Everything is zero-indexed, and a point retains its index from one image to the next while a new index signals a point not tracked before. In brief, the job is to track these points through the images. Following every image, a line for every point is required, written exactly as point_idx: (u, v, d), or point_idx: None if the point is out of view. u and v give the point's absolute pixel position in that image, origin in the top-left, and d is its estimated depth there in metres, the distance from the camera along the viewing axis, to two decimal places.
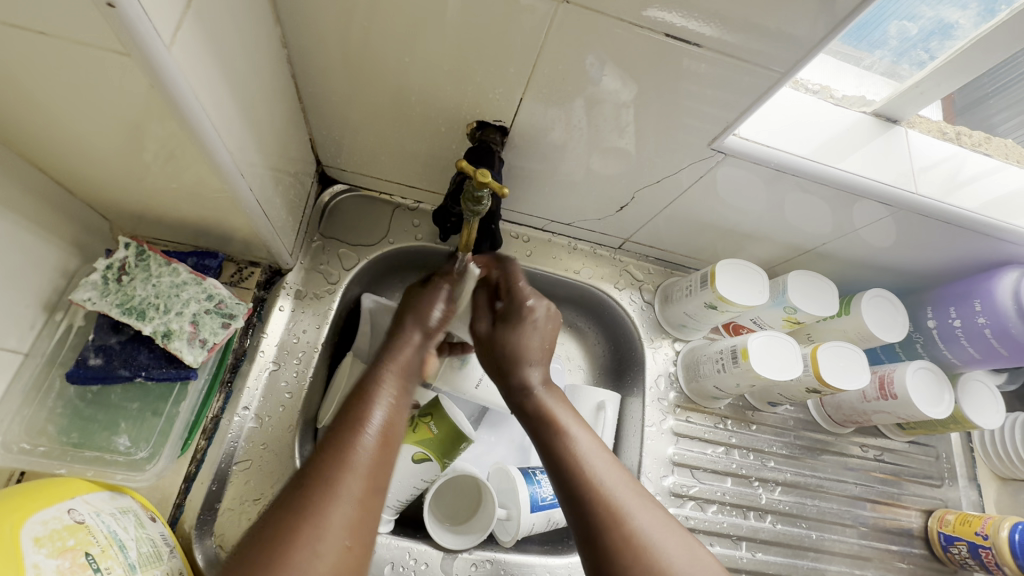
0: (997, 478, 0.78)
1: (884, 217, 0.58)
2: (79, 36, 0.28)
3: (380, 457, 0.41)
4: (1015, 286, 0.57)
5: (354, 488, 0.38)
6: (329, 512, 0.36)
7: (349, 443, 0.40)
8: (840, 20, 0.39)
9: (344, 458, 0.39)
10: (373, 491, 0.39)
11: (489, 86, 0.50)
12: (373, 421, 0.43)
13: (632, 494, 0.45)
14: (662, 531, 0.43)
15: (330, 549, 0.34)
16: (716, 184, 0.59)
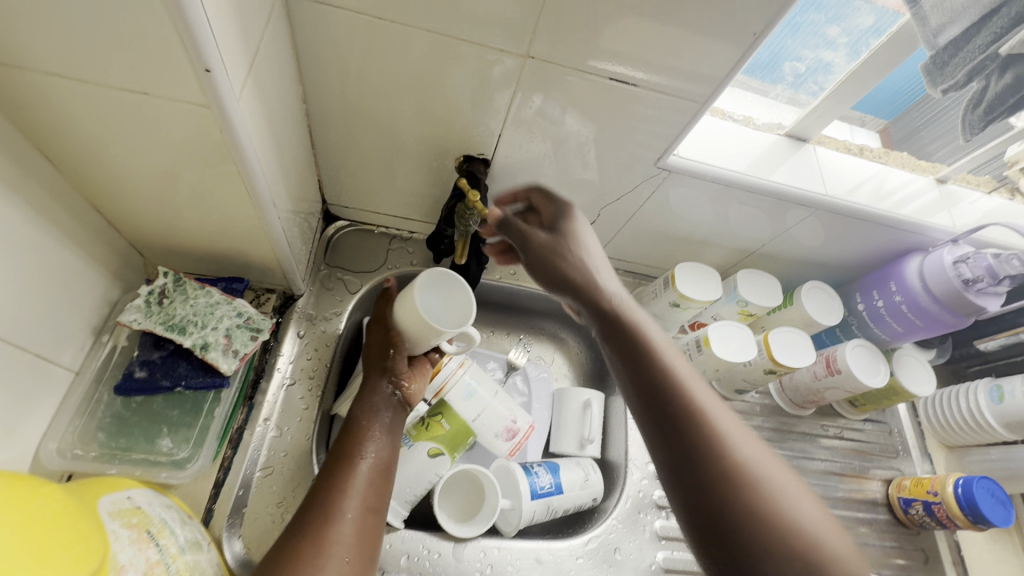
0: (945, 447, 0.87)
1: (808, 216, 0.69)
2: (169, 93, 0.37)
3: (370, 483, 0.55)
4: (919, 267, 0.68)
5: (348, 511, 0.51)
6: (329, 529, 0.49)
7: (342, 475, 0.53)
8: (738, 60, 0.51)
9: (340, 489, 0.52)
10: (367, 513, 0.52)
11: (473, 125, 0.61)
12: (363, 457, 0.56)
13: (722, 403, 0.51)
14: (746, 435, 0.48)
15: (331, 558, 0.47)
16: (668, 197, 0.69)
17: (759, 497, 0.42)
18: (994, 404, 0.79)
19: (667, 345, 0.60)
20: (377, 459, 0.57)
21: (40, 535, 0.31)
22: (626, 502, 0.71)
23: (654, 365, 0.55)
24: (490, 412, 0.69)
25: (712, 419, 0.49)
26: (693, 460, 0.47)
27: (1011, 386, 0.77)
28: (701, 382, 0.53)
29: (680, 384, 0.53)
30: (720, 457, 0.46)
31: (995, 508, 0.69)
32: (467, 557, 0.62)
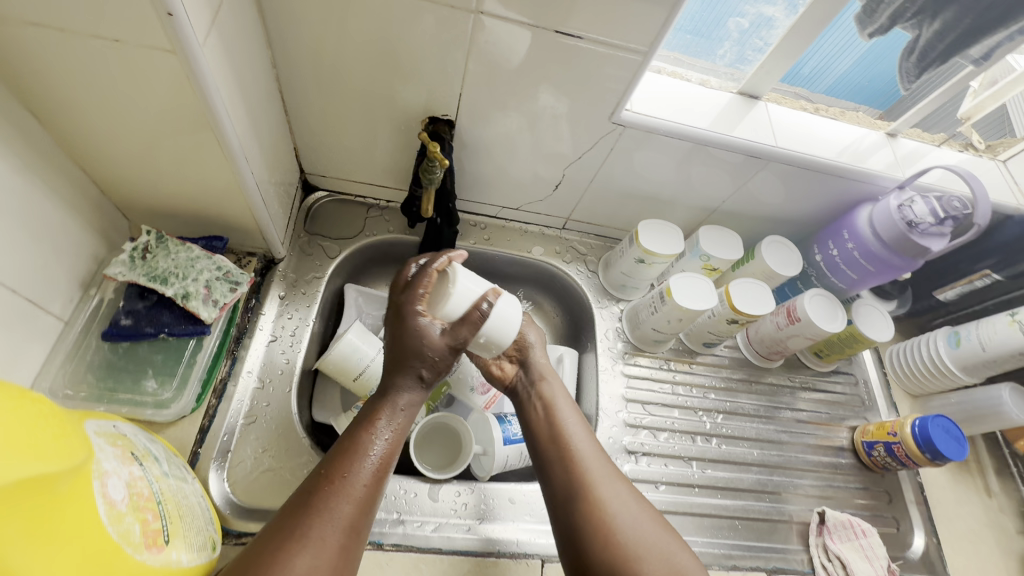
0: (911, 397, 0.89)
1: (761, 169, 0.73)
2: (137, 39, 0.40)
3: (368, 488, 0.48)
4: (868, 214, 0.71)
5: (333, 528, 0.44)
6: (308, 543, 0.43)
7: (338, 480, 0.47)
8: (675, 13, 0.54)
9: (330, 498, 0.45)
10: (357, 525, 0.46)
11: (435, 87, 0.64)
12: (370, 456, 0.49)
13: (599, 450, 0.58)
14: (613, 477, 0.56)
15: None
16: (627, 155, 0.73)
17: (620, 550, 0.50)
18: (953, 349, 0.82)
19: (565, 399, 0.63)
20: (382, 460, 0.49)
21: (42, 429, 0.34)
22: None
23: (553, 432, 0.59)
24: (465, 364, 0.74)
25: (592, 477, 0.55)
26: (575, 510, 0.54)
27: (968, 330, 0.81)
28: (589, 442, 0.59)
29: (567, 445, 0.58)
30: (596, 537, 0.51)
31: (950, 443, 0.72)
32: (442, 497, 0.65)
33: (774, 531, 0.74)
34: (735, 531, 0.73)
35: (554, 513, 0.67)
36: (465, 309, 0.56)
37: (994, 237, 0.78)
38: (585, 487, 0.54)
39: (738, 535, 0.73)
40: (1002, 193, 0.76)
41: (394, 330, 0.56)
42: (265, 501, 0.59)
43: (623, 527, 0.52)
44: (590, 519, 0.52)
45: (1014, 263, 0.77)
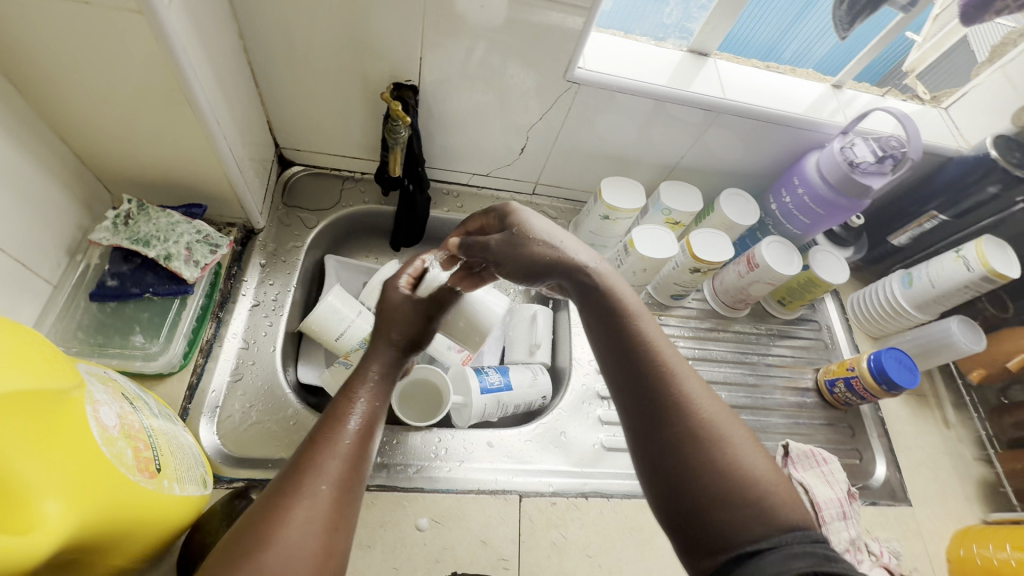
0: (872, 339, 0.94)
1: (713, 122, 0.77)
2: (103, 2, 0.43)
3: (357, 446, 0.46)
4: (815, 160, 0.75)
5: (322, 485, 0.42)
6: (300, 503, 0.41)
7: (326, 439, 0.45)
8: None
9: (319, 456, 0.44)
10: (348, 485, 0.44)
11: (397, 55, 0.67)
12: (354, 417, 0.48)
13: (689, 370, 0.46)
14: (704, 394, 0.44)
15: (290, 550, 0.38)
16: (586, 116, 0.76)
17: (720, 467, 0.41)
18: (906, 289, 0.86)
19: (630, 298, 0.50)
20: (365, 422, 0.48)
21: (30, 351, 0.36)
22: (571, 396, 0.78)
23: (616, 335, 0.48)
24: None
25: (680, 396, 0.44)
26: (657, 420, 0.43)
27: (918, 271, 0.85)
28: (669, 346, 0.47)
29: (642, 346, 0.46)
30: (686, 463, 0.41)
31: (902, 372, 0.76)
32: (423, 442, 0.69)
33: None
34: None
35: (530, 454, 0.71)
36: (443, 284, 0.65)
37: (938, 179, 0.83)
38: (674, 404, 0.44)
39: None
40: (942, 137, 0.81)
41: (381, 306, 0.59)
42: (255, 450, 0.63)
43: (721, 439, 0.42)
44: (685, 440, 0.42)
45: (957, 203, 0.81)
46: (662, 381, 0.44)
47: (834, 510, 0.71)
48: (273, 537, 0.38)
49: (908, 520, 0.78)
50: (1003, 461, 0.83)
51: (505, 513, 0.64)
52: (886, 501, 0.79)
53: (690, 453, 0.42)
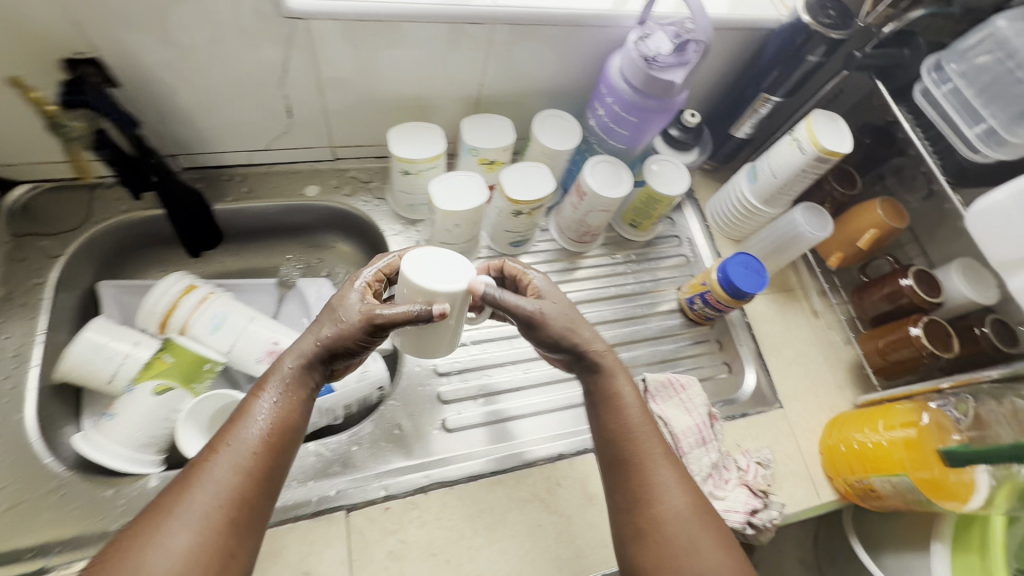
0: (735, 243, 0.89)
1: (495, 38, 0.66)
2: None
3: (252, 461, 0.44)
4: (616, 61, 0.65)
5: (209, 505, 0.42)
6: (180, 519, 0.40)
7: (221, 453, 0.44)
8: None
9: (208, 472, 0.43)
10: (239, 505, 0.43)
11: (47, 22, 0.52)
12: (257, 428, 0.46)
13: (666, 468, 0.52)
14: (675, 487, 0.51)
15: (165, 572, 0.38)
16: (345, 56, 0.63)
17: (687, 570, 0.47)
18: (753, 184, 0.80)
19: (637, 404, 0.55)
20: (272, 428, 0.46)
21: None
22: (407, 381, 0.70)
23: (613, 431, 0.54)
24: (245, 339, 0.69)
25: (650, 490, 0.51)
26: (635, 517, 0.50)
27: (761, 162, 0.78)
28: (658, 440, 0.53)
29: (636, 448, 0.53)
30: (654, 552, 0.48)
31: (748, 277, 0.71)
32: None
33: None
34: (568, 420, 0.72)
35: (360, 459, 0.63)
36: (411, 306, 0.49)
37: (759, 57, 0.75)
38: (649, 498, 0.50)
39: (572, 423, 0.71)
40: (761, 9, 0.72)
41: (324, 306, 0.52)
42: (8, 542, 0.53)
43: (683, 529, 0.49)
44: (659, 534, 0.49)
45: (787, 79, 0.72)
46: (640, 479, 0.51)
47: (693, 438, 0.67)
48: (150, 557, 0.39)
49: (779, 423, 0.76)
50: (866, 342, 0.80)
51: (331, 534, 0.57)
52: (756, 410, 0.77)
53: (664, 544, 0.48)
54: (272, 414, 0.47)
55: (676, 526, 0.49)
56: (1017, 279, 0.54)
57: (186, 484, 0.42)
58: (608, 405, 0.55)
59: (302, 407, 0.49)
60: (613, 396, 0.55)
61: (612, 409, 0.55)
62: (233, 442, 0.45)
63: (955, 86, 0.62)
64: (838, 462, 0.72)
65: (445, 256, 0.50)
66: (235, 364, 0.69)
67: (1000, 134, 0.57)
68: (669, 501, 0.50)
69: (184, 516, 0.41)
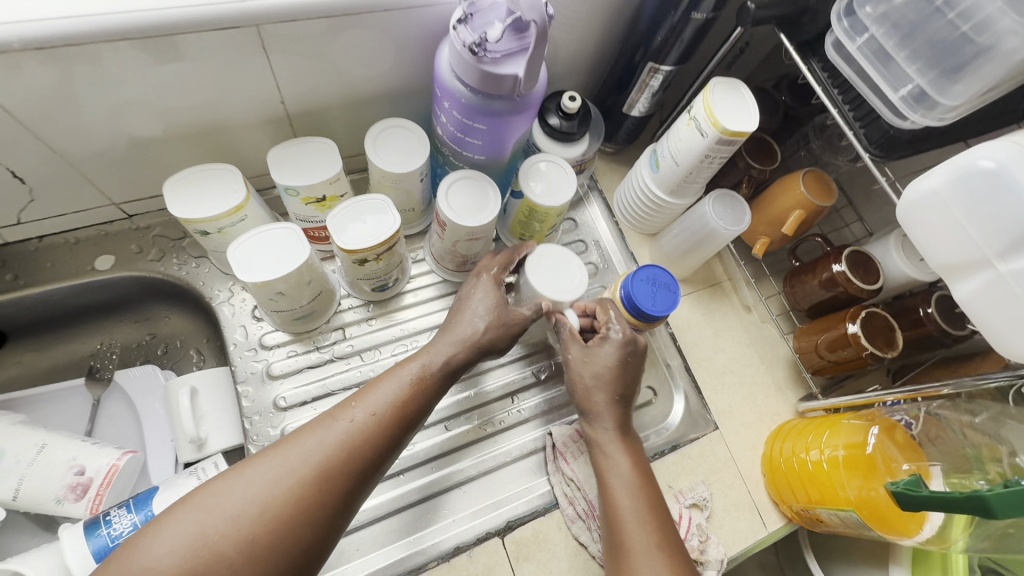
0: (649, 238, 0.76)
1: (277, 40, 0.49)
2: None
3: (396, 408, 0.46)
4: (446, 56, 0.49)
5: (353, 419, 0.44)
6: (332, 425, 0.44)
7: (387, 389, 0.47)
8: None
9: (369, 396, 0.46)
10: (374, 437, 0.44)
11: None
12: (407, 380, 0.49)
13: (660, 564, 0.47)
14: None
15: (290, 463, 0.41)
16: (65, 95, 0.46)
17: None
18: (655, 173, 0.67)
19: (625, 477, 0.53)
20: (421, 390, 0.48)
21: None
22: None
23: (607, 504, 0.52)
24: (36, 475, 0.54)
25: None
26: None
27: (661, 147, 0.64)
28: (650, 528, 0.49)
29: (620, 523, 0.50)
30: None
31: (657, 296, 0.59)
32: None
33: (515, 476, 0.61)
34: (467, 498, 0.59)
35: None
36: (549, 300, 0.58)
37: (640, 16, 0.60)
38: None
39: (472, 499, 0.59)
40: None
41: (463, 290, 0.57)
42: None
43: None
44: None
45: (674, 43, 0.58)
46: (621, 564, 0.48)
47: None
48: (284, 446, 0.42)
49: (716, 447, 0.67)
50: (804, 339, 0.68)
51: None
52: (688, 438, 0.66)
53: None
54: (417, 380, 0.49)
55: None
56: (964, 287, 0.42)
57: (317, 420, 0.44)
58: (609, 475, 0.53)
59: (442, 381, 0.51)
60: (604, 468, 0.54)
61: (610, 483, 0.53)
62: (372, 397, 0.46)
63: (873, 36, 0.48)
64: (780, 485, 0.63)
65: (564, 264, 0.61)
66: (28, 509, 0.54)
67: (931, 96, 0.46)
68: None
69: (306, 447, 0.42)
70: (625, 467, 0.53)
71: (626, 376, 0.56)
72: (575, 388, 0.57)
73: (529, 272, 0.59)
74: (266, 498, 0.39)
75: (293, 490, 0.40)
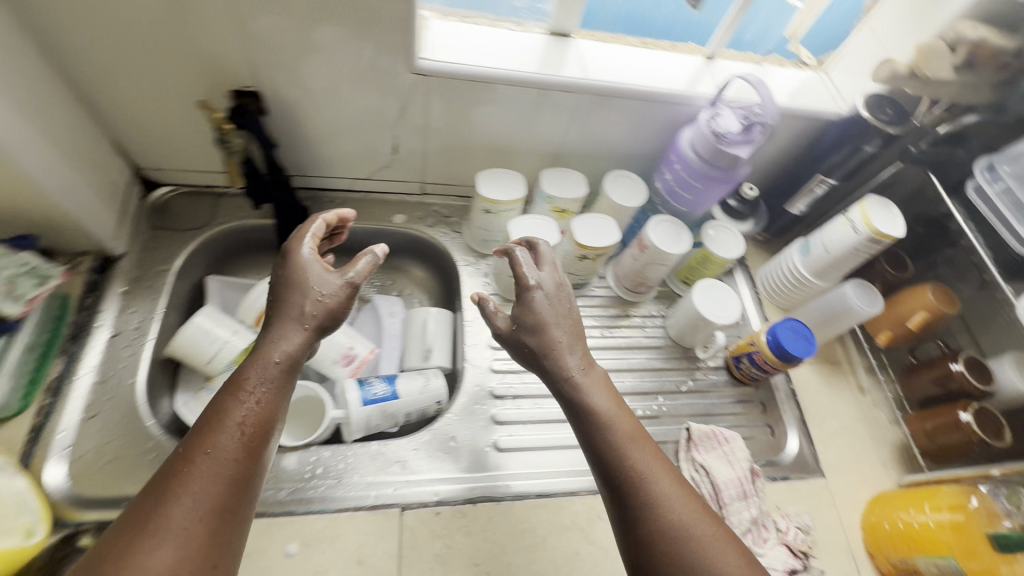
0: (783, 311, 0.92)
1: (582, 103, 0.75)
2: None
3: (234, 447, 0.47)
4: (689, 135, 0.73)
5: (204, 467, 0.45)
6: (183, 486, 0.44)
7: (227, 403, 0.49)
8: None
9: (203, 439, 0.47)
10: (225, 484, 0.45)
11: (228, 61, 0.64)
12: (245, 414, 0.49)
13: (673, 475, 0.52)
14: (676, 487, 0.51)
15: (178, 521, 0.42)
16: (453, 108, 0.74)
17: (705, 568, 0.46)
18: (805, 257, 0.85)
19: (609, 406, 0.56)
20: (255, 420, 0.49)
21: None
22: (466, 398, 0.75)
23: (607, 455, 0.53)
24: (326, 341, 0.75)
25: (648, 495, 0.50)
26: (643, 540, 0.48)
27: (815, 238, 0.83)
28: (652, 452, 0.53)
29: (628, 462, 0.52)
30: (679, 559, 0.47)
31: (797, 342, 0.75)
32: (298, 464, 0.65)
33: None
34: None
35: (416, 463, 0.68)
36: (362, 272, 0.60)
37: (821, 142, 0.82)
38: (653, 508, 0.49)
39: None
40: (823, 100, 0.79)
41: (279, 272, 0.58)
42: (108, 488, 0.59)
43: (699, 532, 0.48)
44: (675, 543, 0.47)
45: (844, 164, 0.79)
46: (641, 501, 0.50)
47: (734, 490, 0.69)
48: (170, 504, 0.43)
49: (820, 491, 0.77)
50: (913, 422, 0.80)
51: (386, 528, 0.62)
52: (797, 475, 0.78)
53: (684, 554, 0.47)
54: (251, 412, 0.49)
55: (686, 523, 0.48)
56: None
57: (190, 462, 0.45)
58: (598, 424, 0.55)
59: (277, 411, 0.51)
60: (591, 414, 0.55)
61: (597, 428, 0.54)
62: (213, 442, 0.46)
63: (1008, 188, 0.67)
64: (881, 540, 0.71)
65: (723, 296, 0.80)
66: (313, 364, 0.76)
67: None
68: (670, 507, 0.49)
69: (199, 493, 0.44)
70: (609, 399, 0.56)
71: (566, 316, 0.60)
72: (530, 339, 0.59)
73: (692, 292, 0.80)
74: (182, 542, 0.41)
75: (200, 532, 0.43)
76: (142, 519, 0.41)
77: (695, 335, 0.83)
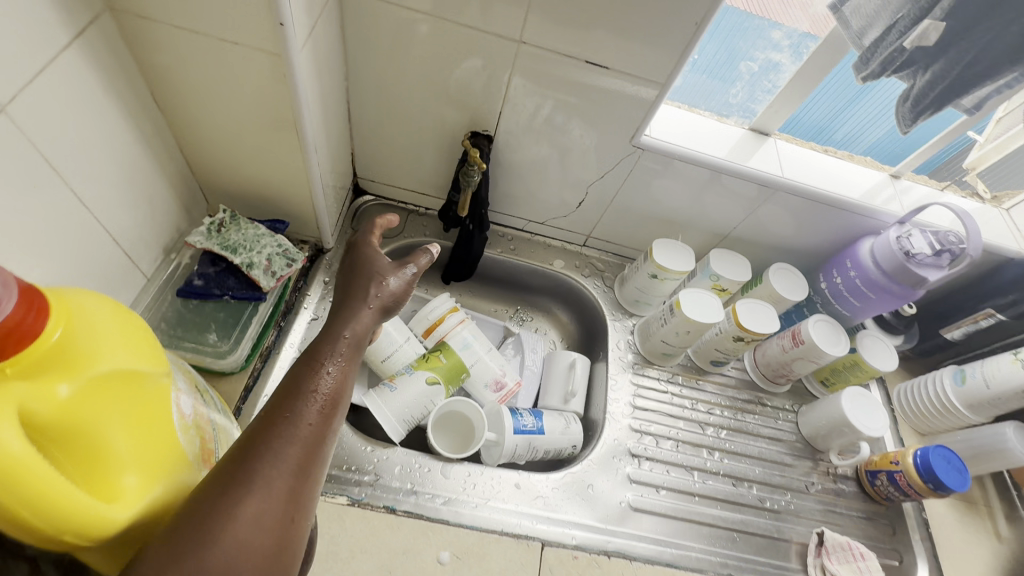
0: (918, 434, 0.90)
1: (769, 198, 0.79)
2: (241, 40, 0.50)
3: (317, 408, 0.41)
4: (872, 246, 0.76)
5: (293, 431, 0.39)
6: (271, 454, 0.37)
7: (307, 370, 0.43)
8: (681, 56, 0.63)
9: (288, 401, 0.40)
10: (307, 452, 0.39)
11: (477, 105, 0.73)
12: (328, 377, 0.43)
13: None
14: None
15: (263, 497, 0.34)
16: (647, 179, 0.80)
17: None
18: (958, 385, 0.84)
19: None
20: (337, 386, 0.44)
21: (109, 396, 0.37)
22: (604, 449, 0.79)
23: None
24: (482, 364, 0.79)
25: None
26: None
27: (973, 369, 0.82)
28: None
29: None
30: None
31: (951, 472, 0.73)
32: (453, 475, 0.70)
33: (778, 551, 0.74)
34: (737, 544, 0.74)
35: (556, 501, 0.71)
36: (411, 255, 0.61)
37: (995, 279, 0.82)
38: None
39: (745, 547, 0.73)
40: (1002, 238, 0.81)
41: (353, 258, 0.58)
42: None
43: None
44: None
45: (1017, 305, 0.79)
46: None
47: None
48: (256, 476, 0.35)
49: None
50: None
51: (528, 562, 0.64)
52: None
53: None
54: (333, 380, 0.44)
55: None
56: None
57: (278, 427, 0.38)
58: None
59: (352, 384, 0.46)
60: None
61: None
62: (301, 408, 0.40)
63: None
64: None
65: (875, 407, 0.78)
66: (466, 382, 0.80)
67: None
68: None
69: (282, 454, 0.37)
70: None
71: None
72: None
73: (841, 397, 0.80)
74: (261, 525, 0.34)
75: (280, 514, 0.35)
76: (226, 480, 0.34)
77: (833, 440, 0.82)
